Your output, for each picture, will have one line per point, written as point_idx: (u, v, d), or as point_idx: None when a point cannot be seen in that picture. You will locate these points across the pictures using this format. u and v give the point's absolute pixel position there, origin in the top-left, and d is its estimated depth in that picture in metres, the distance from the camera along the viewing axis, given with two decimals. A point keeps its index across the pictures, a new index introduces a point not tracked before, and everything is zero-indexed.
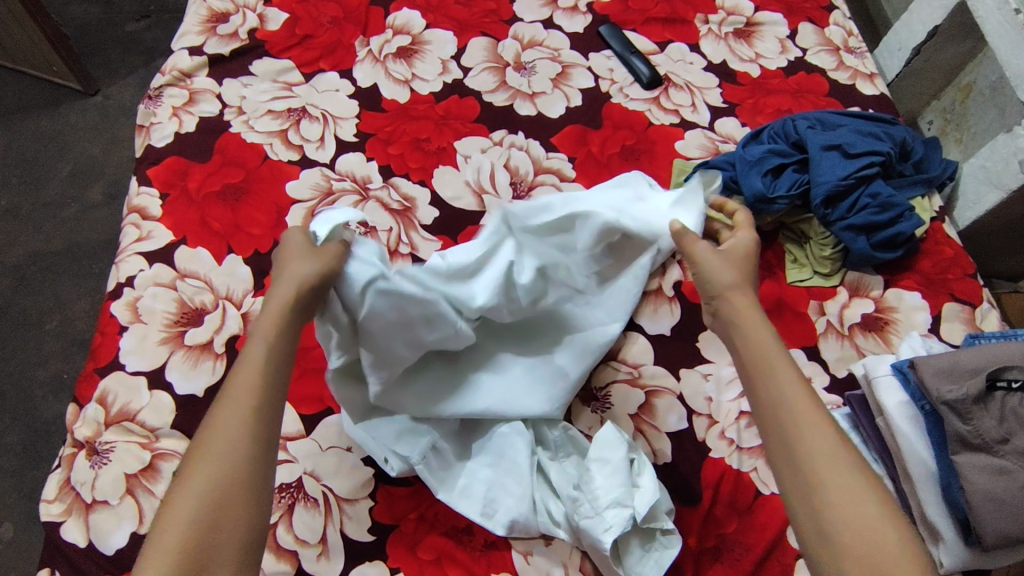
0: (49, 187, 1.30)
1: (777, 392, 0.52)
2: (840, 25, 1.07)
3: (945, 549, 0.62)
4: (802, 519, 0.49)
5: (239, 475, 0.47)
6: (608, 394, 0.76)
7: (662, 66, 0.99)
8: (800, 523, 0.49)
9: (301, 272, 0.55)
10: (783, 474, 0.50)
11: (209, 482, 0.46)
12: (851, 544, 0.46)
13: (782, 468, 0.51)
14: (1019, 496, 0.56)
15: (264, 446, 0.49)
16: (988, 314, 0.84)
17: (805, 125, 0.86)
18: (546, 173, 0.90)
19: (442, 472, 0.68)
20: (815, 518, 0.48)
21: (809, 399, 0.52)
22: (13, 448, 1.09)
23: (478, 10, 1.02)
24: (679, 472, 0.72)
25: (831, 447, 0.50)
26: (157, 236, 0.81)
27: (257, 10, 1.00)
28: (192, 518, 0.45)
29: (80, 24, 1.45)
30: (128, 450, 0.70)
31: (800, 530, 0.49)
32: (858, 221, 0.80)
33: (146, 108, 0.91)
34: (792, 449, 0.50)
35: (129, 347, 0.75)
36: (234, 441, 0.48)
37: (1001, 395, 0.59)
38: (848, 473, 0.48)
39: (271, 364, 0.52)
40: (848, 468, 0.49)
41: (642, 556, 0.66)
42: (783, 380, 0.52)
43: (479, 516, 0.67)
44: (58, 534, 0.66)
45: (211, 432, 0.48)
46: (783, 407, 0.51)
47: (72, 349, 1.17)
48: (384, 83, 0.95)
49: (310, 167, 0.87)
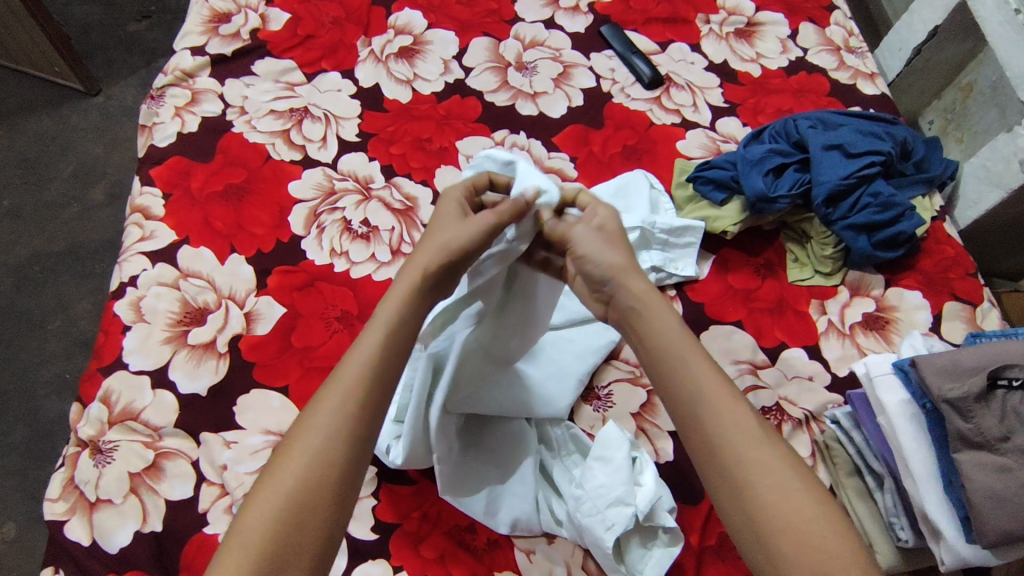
0: (50, 187, 1.30)
1: (689, 385, 0.53)
2: (841, 24, 1.07)
3: (947, 548, 0.61)
4: (735, 520, 0.50)
5: (332, 470, 0.49)
6: (609, 393, 0.77)
7: (663, 66, 1.00)
8: (735, 521, 0.50)
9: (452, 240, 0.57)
10: (711, 475, 0.51)
11: (294, 481, 0.48)
12: (788, 529, 0.47)
13: (708, 471, 0.51)
14: (1020, 493, 0.57)
15: (352, 449, 0.50)
16: (990, 313, 0.84)
17: (806, 125, 0.86)
18: (547, 173, 0.90)
19: (453, 476, 0.67)
20: (749, 515, 0.49)
21: (723, 389, 0.53)
22: (16, 448, 1.09)
23: (480, 10, 1.02)
24: (681, 472, 0.72)
25: (757, 436, 0.51)
26: (159, 236, 0.82)
27: (259, 10, 1.00)
28: (276, 516, 0.46)
29: (81, 24, 1.45)
30: (132, 449, 0.70)
31: (735, 527, 0.50)
32: (860, 220, 0.81)
33: (149, 108, 0.91)
34: (720, 445, 0.51)
35: (133, 346, 0.75)
36: (322, 439, 0.49)
37: (1002, 393, 0.59)
38: (779, 460, 0.50)
39: (379, 352, 0.53)
40: (779, 455, 0.50)
41: (643, 553, 0.66)
42: (697, 375, 0.53)
43: (480, 514, 0.67)
44: (62, 533, 0.66)
45: (302, 429, 0.50)
46: (705, 407, 0.52)
47: (75, 349, 1.18)
48: (386, 83, 0.95)
49: (312, 167, 0.87)
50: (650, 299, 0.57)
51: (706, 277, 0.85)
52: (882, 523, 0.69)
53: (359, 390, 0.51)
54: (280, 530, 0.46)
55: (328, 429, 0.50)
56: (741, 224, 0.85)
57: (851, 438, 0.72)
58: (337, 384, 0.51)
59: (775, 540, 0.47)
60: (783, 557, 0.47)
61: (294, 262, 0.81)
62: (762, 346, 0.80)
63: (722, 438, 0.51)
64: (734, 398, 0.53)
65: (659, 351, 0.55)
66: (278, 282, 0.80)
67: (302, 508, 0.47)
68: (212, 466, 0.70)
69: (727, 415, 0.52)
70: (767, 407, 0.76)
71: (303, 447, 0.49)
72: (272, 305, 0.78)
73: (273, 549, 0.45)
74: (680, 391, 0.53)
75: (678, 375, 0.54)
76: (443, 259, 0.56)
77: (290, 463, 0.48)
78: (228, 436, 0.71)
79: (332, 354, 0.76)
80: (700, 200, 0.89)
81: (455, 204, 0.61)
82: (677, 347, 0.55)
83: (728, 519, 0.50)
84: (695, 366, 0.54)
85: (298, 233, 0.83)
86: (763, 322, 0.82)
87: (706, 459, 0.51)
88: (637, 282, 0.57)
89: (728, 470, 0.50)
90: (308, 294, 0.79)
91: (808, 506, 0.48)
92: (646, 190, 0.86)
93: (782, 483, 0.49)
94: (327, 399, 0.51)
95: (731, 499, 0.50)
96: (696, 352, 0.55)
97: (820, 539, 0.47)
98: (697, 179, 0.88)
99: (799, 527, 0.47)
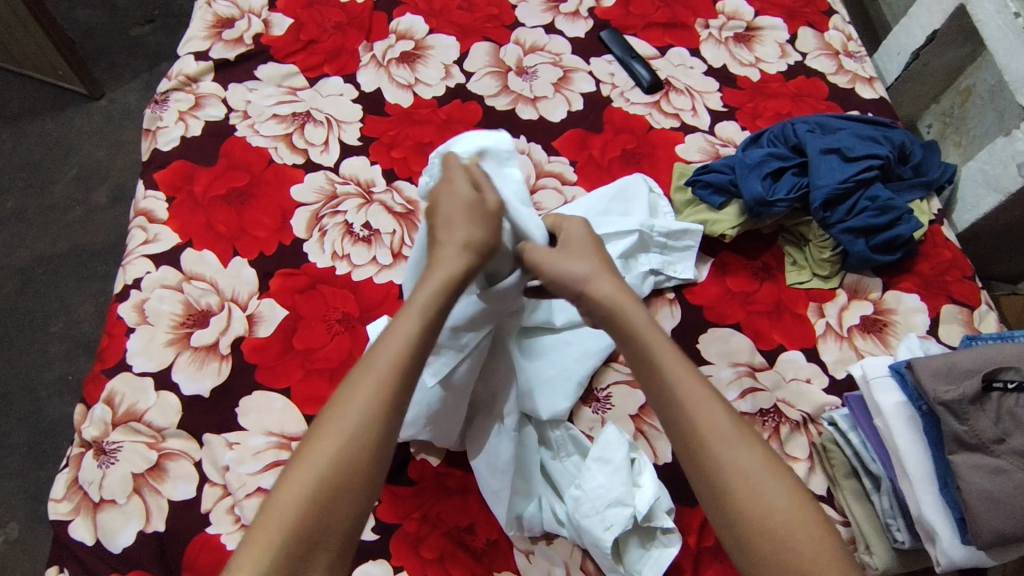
0: (54, 190, 1.31)
1: (669, 388, 0.53)
2: (840, 29, 1.08)
3: (943, 549, 0.62)
4: (718, 521, 0.50)
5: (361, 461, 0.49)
6: (609, 395, 0.77)
7: (663, 71, 1.00)
8: (719, 524, 0.50)
9: (450, 261, 0.57)
10: (693, 476, 0.51)
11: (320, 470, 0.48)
12: (765, 534, 0.48)
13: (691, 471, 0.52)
14: (1016, 494, 0.57)
15: (380, 444, 0.50)
16: (987, 315, 0.84)
17: (805, 129, 0.87)
18: (547, 176, 0.91)
19: (499, 472, 0.67)
20: (729, 520, 0.49)
21: (703, 391, 0.52)
22: (18, 449, 1.10)
23: (481, 15, 1.03)
24: (679, 472, 0.73)
25: (737, 441, 0.51)
26: (163, 238, 0.83)
27: (263, 15, 1.01)
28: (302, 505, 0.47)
29: (86, 28, 1.46)
30: (136, 450, 0.71)
31: (717, 527, 0.50)
32: (857, 223, 0.81)
33: (154, 113, 0.92)
34: (699, 446, 0.51)
35: (136, 348, 0.76)
36: (353, 427, 0.49)
37: (998, 395, 0.59)
38: (760, 465, 0.50)
39: (411, 341, 0.53)
40: (759, 461, 0.50)
41: (642, 554, 0.66)
42: (679, 379, 0.53)
43: (505, 520, 0.67)
44: (66, 532, 0.67)
45: (332, 415, 0.50)
46: (686, 408, 0.52)
47: (77, 351, 1.18)
48: (387, 87, 0.96)
49: (315, 171, 0.88)
50: (610, 290, 0.58)
51: (705, 279, 0.86)
52: (880, 524, 0.69)
53: (381, 390, 0.51)
54: (303, 526, 0.47)
55: (355, 428, 0.49)
56: (740, 227, 0.86)
57: (849, 439, 0.72)
58: (370, 373, 0.51)
59: (755, 542, 0.48)
60: (763, 558, 0.48)
61: (296, 264, 0.82)
62: (761, 348, 0.81)
63: (703, 442, 0.50)
64: (715, 402, 0.52)
65: (641, 354, 0.55)
66: (280, 284, 0.80)
67: (327, 510, 0.48)
68: (215, 467, 0.70)
69: (706, 417, 0.51)
70: (766, 409, 0.77)
71: (335, 433, 0.49)
72: (274, 307, 0.79)
73: (294, 549, 0.46)
74: (661, 393, 0.53)
75: (657, 381, 0.53)
76: (461, 258, 0.57)
77: (315, 457, 0.48)
78: (231, 437, 0.72)
79: (333, 355, 0.77)
80: (700, 203, 0.89)
81: (466, 181, 0.61)
82: (655, 349, 0.54)
83: (712, 520, 0.51)
84: (674, 367, 0.53)
85: (300, 236, 0.84)
86: (761, 324, 0.82)
87: (690, 459, 0.51)
88: (603, 285, 0.58)
89: (713, 478, 0.50)
90: (309, 296, 0.80)
91: (792, 513, 0.48)
92: (646, 194, 0.87)
93: (765, 488, 0.49)
94: (354, 394, 0.50)
95: (713, 500, 0.50)
96: (676, 355, 0.54)
97: (799, 543, 0.47)
98: (696, 183, 0.88)
99: (776, 536, 0.48)
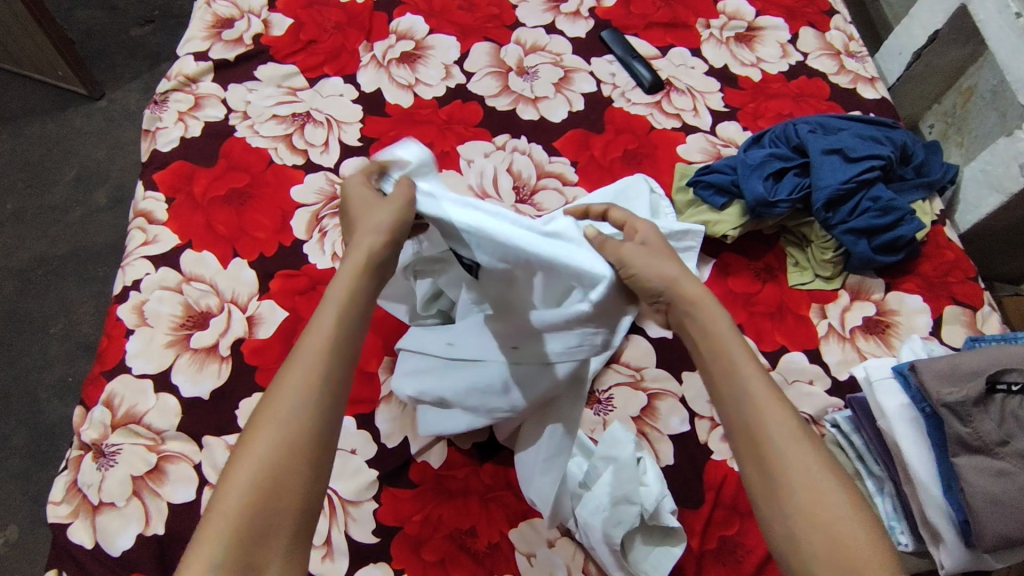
0: (53, 192, 1.31)
1: (737, 384, 0.52)
2: (841, 29, 1.07)
3: (946, 550, 0.62)
4: (772, 520, 0.48)
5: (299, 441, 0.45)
6: (610, 396, 0.77)
7: (663, 71, 1.00)
8: (772, 522, 0.48)
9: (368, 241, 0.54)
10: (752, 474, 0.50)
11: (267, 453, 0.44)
12: (821, 532, 0.46)
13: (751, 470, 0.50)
14: (1019, 497, 0.57)
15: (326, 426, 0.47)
16: (990, 317, 0.84)
17: (806, 129, 0.86)
18: (548, 177, 0.90)
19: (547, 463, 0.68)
20: (785, 518, 0.47)
21: (769, 391, 0.51)
22: (18, 451, 1.10)
23: (481, 15, 1.03)
24: (681, 474, 0.73)
25: (798, 438, 0.49)
26: (162, 240, 0.82)
27: (262, 15, 1.01)
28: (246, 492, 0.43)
29: (85, 28, 1.46)
30: (136, 453, 0.70)
31: (771, 527, 0.48)
32: (860, 224, 0.81)
33: (153, 113, 0.92)
34: (761, 442, 0.50)
35: (135, 350, 0.75)
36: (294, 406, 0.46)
37: (1001, 397, 0.59)
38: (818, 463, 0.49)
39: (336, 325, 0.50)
40: (819, 459, 0.49)
41: (647, 553, 0.67)
42: (746, 377, 0.52)
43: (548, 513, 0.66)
44: (65, 536, 0.67)
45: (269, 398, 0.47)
46: (755, 405, 0.51)
47: (77, 352, 1.18)
48: (387, 87, 0.95)
49: (315, 171, 0.88)
50: (694, 290, 0.56)
51: (707, 279, 0.86)
52: None
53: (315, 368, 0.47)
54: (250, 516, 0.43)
55: (291, 408, 0.46)
56: (741, 227, 0.85)
57: (851, 441, 0.72)
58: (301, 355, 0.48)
59: (809, 540, 0.46)
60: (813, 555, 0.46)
61: (296, 266, 0.82)
62: (762, 349, 0.81)
63: (767, 438, 0.49)
64: (780, 401, 0.51)
65: (712, 352, 0.54)
66: (280, 286, 0.80)
67: (272, 492, 0.44)
68: (214, 470, 0.70)
69: (769, 415, 0.50)
70: None
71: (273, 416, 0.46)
72: (274, 309, 0.79)
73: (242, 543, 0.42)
74: (728, 391, 0.52)
75: (727, 377, 0.53)
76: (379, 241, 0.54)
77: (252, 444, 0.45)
78: (231, 438, 0.72)
79: None
80: (700, 204, 0.89)
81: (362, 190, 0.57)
82: (723, 348, 0.54)
83: (765, 519, 0.49)
84: (742, 366, 0.53)
85: (301, 238, 0.83)
86: (763, 325, 0.82)
87: (748, 454, 0.50)
88: (693, 286, 0.56)
89: (771, 474, 0.49)
90: (309, 297, 0.80)
91: (843, 511, 0.46)
92: (647, 194, 0.86)
93: (820, 485, 0.47)
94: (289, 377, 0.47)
95: (770, 501, 0.48)
96: (746, 354, 0.53)
97: (851, 541, 0.45)
98: (698, 184, 0.88)
99: (831, 534, 0.46)
